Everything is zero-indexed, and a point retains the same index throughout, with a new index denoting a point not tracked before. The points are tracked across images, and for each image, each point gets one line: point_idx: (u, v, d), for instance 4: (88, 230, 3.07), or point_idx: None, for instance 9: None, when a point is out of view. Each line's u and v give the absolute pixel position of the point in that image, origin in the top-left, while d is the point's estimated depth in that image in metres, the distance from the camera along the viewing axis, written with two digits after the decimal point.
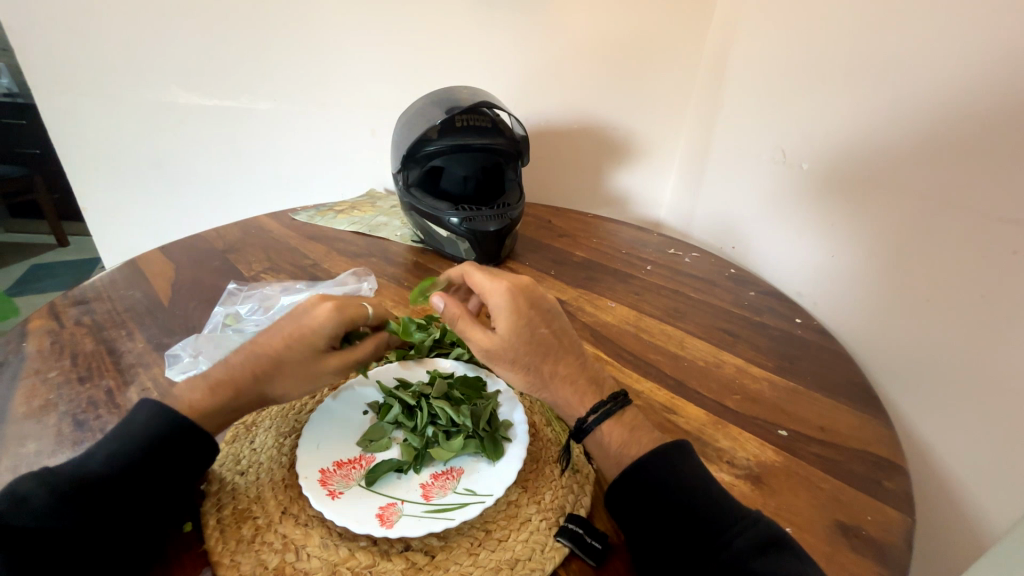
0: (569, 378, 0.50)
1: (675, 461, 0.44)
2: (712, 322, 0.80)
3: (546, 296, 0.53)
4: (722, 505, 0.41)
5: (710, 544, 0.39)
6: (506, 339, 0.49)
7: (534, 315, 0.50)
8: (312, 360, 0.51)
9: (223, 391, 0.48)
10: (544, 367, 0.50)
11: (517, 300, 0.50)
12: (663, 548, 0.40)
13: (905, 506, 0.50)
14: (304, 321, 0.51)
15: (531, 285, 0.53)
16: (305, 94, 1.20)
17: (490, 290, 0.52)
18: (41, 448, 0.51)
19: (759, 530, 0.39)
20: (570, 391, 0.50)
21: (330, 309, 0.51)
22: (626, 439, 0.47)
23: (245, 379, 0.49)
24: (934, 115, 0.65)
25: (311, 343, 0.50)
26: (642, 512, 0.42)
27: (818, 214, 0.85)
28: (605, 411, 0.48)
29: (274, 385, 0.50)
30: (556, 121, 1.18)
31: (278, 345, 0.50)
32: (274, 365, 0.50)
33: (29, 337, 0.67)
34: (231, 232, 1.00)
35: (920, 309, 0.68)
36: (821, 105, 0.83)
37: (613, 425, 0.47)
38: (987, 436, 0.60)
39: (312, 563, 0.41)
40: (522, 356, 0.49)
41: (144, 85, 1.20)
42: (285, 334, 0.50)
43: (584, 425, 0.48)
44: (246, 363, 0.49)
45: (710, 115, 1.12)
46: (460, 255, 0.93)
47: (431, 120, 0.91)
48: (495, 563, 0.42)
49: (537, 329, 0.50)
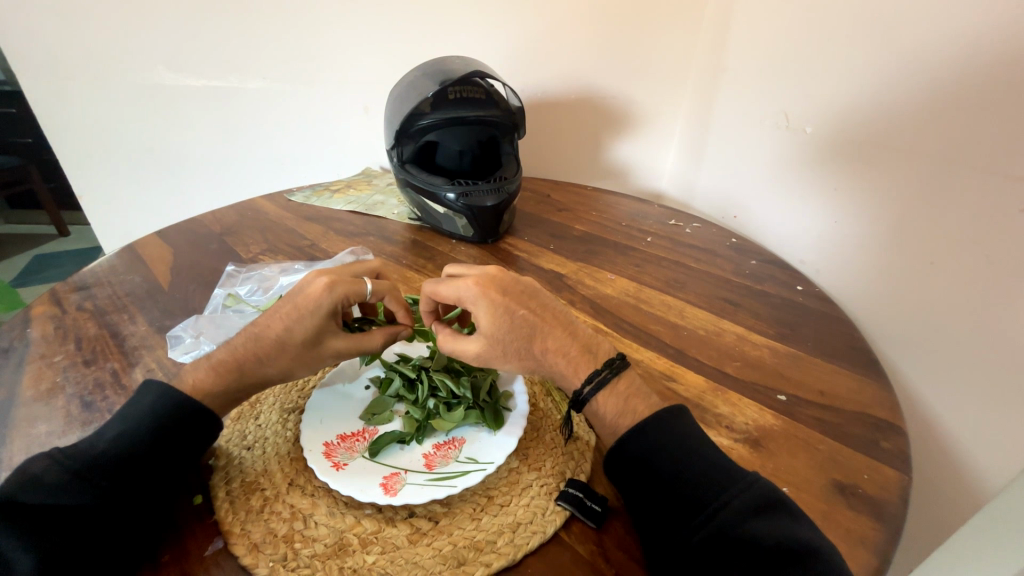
0: (562, 350, 0.50)
1: (672, 426, 0.44)
2: (712, 291, 0.79)
3: (516, 280, 0.53)
4: (718, 468, 0.42)
5: (706, 505, 0.40)
6: (492, 335, 0.49)
7: (509, 301, 0.50)
8: (312, 337, 0.50)
9: (228, 371, 0.49)
10: (534, 348, 0.50)
11: (488, 294, 0.50)
12: (660, 510, 0.41)
13: (901, 464, 0.50)
14: (300, 297, 0.51)
15: (498, 273, 0.52)
16: (293, 70, 1.17)
17: (458, 292, 0.51)
18: (51, 429, 0.52)
19: (754, 491, 0.40)
20: (564, 362, 0.50)
21: (324, 284, 0.51)
22: (622, 408, 0.47)
23: (248, 359, 0.50)
24: (942, 71, 0.62)
25: (308, 319, 0.50)
26: (639, 477, 0.43)
27: (821, 179, 0.83)
28: (599, 381, 0.48)
29: (276, 364, 0.50)
30: (553, 91, 1.15)
31: (278, 323, 0.50)
32: (275, 345, 0.50)
33: (32, 324, 0.68)
34: (227, 215, 0.99)
35: (921, 273, 0.67)
36: (827, 63, 0.80)
37: (607, 395, 0.48)
38: (984, 396, 0.60)
39: (320, 530, 0.43)
40: (510, 344, 0.49)
41: (129, 66, 1.17)
42: (284, 311, 0.51)
43: (581, 396, 0.48)
44: (249, 345, 0.50)
45: (711, 79, 1.08)
46: (457, 232, 0.92)
47: (423, 92, 0.88)
48: (497, 527, 0.43)
49: (516, 314, 0.49)
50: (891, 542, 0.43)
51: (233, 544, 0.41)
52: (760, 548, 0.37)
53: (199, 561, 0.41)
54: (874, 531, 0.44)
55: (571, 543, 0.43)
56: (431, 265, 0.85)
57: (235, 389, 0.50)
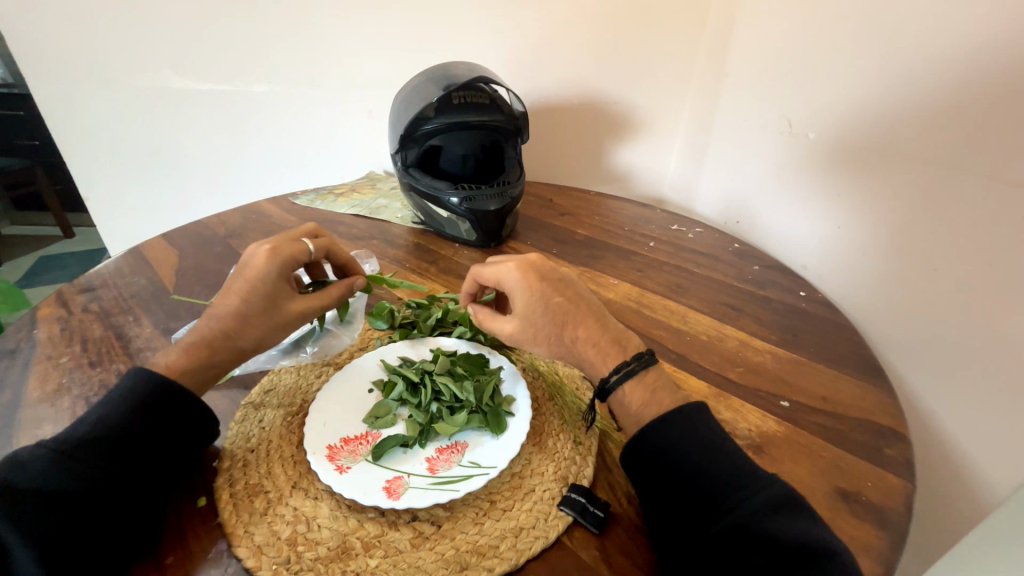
0: (591, 340, 0.51)
1: (694, 422, 0.44)
2: (715, 296, 0.79)
3: (556, 268, 0.54)
4: (737, 466, 0.42)
5: (723, 501, 0.40)
6: (526, 318, 0.51)
7: (546, 288, 0.52)
8: (272, 303, 0.53)
9: (197, 350, 0.50)
10: (566, 334, 0.51)
11: (528, 279, 0.52)
12: (677, 504, 0.41)
13: (904, 471, 0.50)
14: (248, 269, 0.53)
15: (538, 260, 0.54)
16: (298, 74, 1.18)
17: (500, 275, 0.53)
18: (57, 430, 0.52)
19: (774, 489, 0.40)
20: (593, 352, 0.51)
21: (267, 251, 0.53)
22: (647, 399, 0.47)
23: (216, 337, 0.51)
24: (944, 80, 0.63)
25: (262, 285, 0.52)
26: (656, 472, 0.43)
27: (822, 186, 0.83)
28: (627, 371, 0.49)
29: (244, 336, 0.52)
30: (557, 96, 1.16)
31: (234, 297, 0.52)
32: (236, 317, 0.52)
33: (39, 325, 0.68)
34: (232, 218, 1.00)
35: (924, 277, 0.67)
36: (829, 70, 0.80)
37: (634, 385, 0.48)
38: (988, 402, 0.60)
39: (324, 533, 0.43)
40: (542, 329, 0.51)
41: (137, 69, 1.18)
42: (237, 286, 0.52)
43: (607, 385, 0.49)
44: (213, 322, 0.51)
45: (713, 86, 1.08)
46: (460, 235, 0.92)
47: (428, 97, 0.89)
48: (499, 532, 0.43)
49: (551, 299, 0.51)
50: (895, 549, 0.43)
51: (236, 547, 0.42)
52: (777, 545, 0.37)
53: (200, 562, 0.41)
54: (877, 539, 0.44)
55: (574, 549, 0.43)
56: (434, 269, 0.85)
57: (212, 369, 0.51)
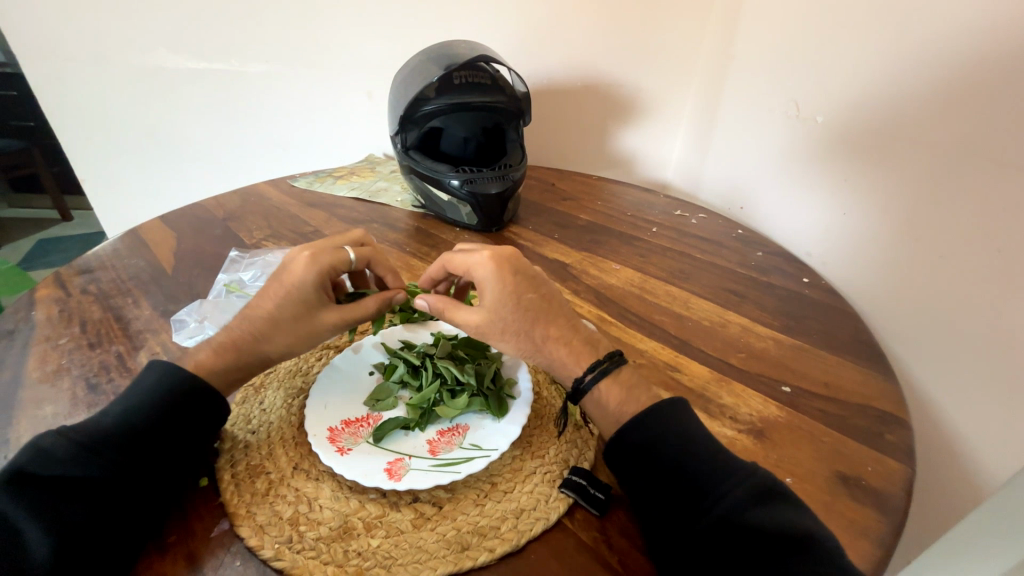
0: (563, 340, 0.50)
1: (675, 416, 0.44)
2: (718, 282, 0.79)
3: (530, 266, 0.53)
4: (720, 458, 0.42)
5: (707, 494, 0.39)
6: (495, 310, 0.50)
7: (518, 282, 0.51)
8: (304, 312, 0.51)
9: (225, 351, 0.50)
10: (535, 331, 0.50)
11: (499, 269, 0.51)
12: (660, 499, 0.41)
13: (904, 456, 0.50)
14: (286, 274, 0.52)
15: (514, 253, 0.53)
16: (295, 53, 1.15)
17: (472, 263, 0.53)
18: (57, 410, 0.52)
19: (754, 479, 0.40)
20: (564, 351, 0.50)
21: (306, 257, 0.52)
22: (624, 397, 0.47)
23: (245, 339, 0.51)
24: (958, 59, 0.60)
25: (298, 293, 0.51)
26: (639, 468, 0.43)
27: (830, 171, 0.81)
28: (602, 370, 0.48)
29: (273, 343, 0.51)
30: (561, 78, 1.14)
31: (268, 303, 0.51)
32: (268, 322, 0.51)
33: (37, 306, 0.68)
34: (230, 201, 0.99)
35: (932, 266, 0.66)
36: (839, 49, 0.78)
37: (611, 383, 0.47)
38: (992, 390, 0.60)
39: (325, 514, 0.43)
40: (512, 322, 0.50)
41: (131, 48, 1.16)
42: (273, 290, 0.52)
43: (581, 385, 0.48)
44: (244, 325, 0.51)
45: (719, 68, 1.06)
46: (461, 220, 0.91)
47: (428, 77, 0.87)
48: (500, 513, 0.43)
49: (524, 294, 0.50)
50: (894, 533, 0.43)
51: (239, 526, 0.42)
52: (761, 535, 0.37)
53: (204, 541, 0.41)
54: (877, 522, 0.44)
55: (575, 530, 0.43)
56: (434, 253, 0.84)
57: (236, 369, 0.50)
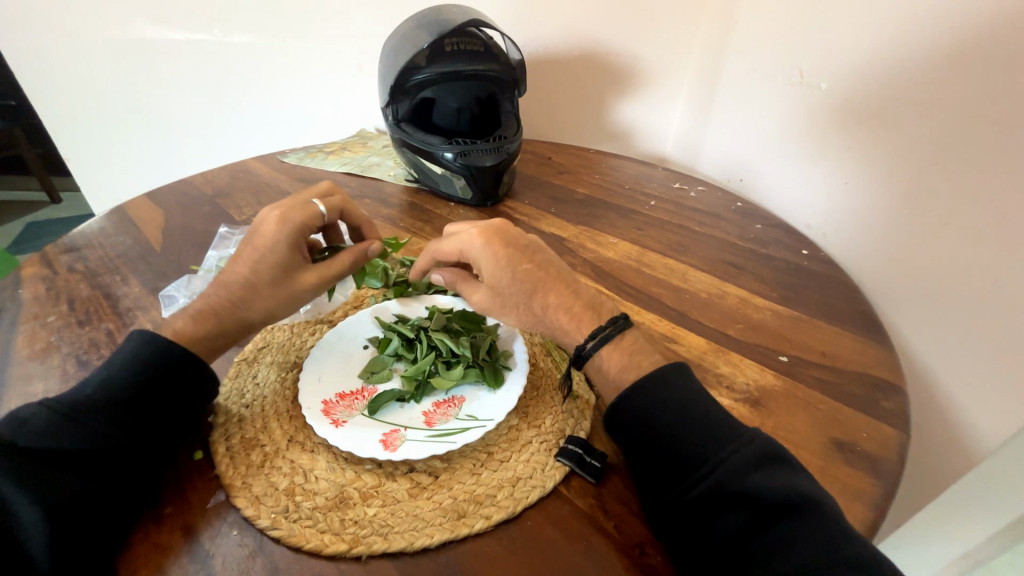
0: (564, 306, 0.49)
1: (676, 383, 0.44)
2: (716, 255, 0.78)
3: (521, 234, 0.52)
4: (721, 424, 0.41)
5: (706, 460, 0.39)
6: (494, 286, 0.50)
7: (512, 253, 0.50)
8: (281, 274, 0.50)
9: (205, 318, 0.49)
10: (535, 302, 0.49)
11: (490, 245, 0.50)
12: (659, 465, 0.41)
13: (899, 422, 0.50)
14: (257, 237, 0.51)
15: (502, 224, 0.52)
16: (280, 23, 1.10)
17: (462, 244, 0.52)
18: (48, 387, 0.51)
19: (756, 445, 0.39)
20: (565, 318, 0.49)
21: (276, 216, 0.51)
22: (625, 363, 0.46)
23: (224, 305, 0.50)
24: (967, 16, 0.58)
25: (272, 255, 0.50)
26: (636, 436, 0.42)
27: (832, 141, 0.79)
28: (603, 336, 0.47)
29: (254, 308, 0.50)
30: (557, 46, 1.10)
31: (242, 268, 0.50)
32: (246, 287, 0.50)
33: (24, 285, 0.66)
34: (218, 177, 0.96)
35: (934, 234, 0.64)
36: (845, 12, 0.74)
37: (611, 350, 0.47)
38: (989, 358, 0.59)
39: (321, 484, 0.43)
40: (511, 297, 0.49)
41: (108, 18, 1.11)
42: (246, 254, 0.51)
43: (583, 351, 0.47)
44: (222, 292, 0.50)
45: (721, 35, 1.01)
46: (456, 194, 0.89)
47: (418, 44, 0.83)
48: (496, 482, 0.44)
49: (520, 266, 0.49)
50: (887, 497, 0.44)
51: (235, 497, 0.42)
52: (759, 500, 0.36)
53: (201, 512, 0.41)
54: (870, 486, 0.44)
55: (570, 497, 0.43)
56: (429, 228, 0.83)
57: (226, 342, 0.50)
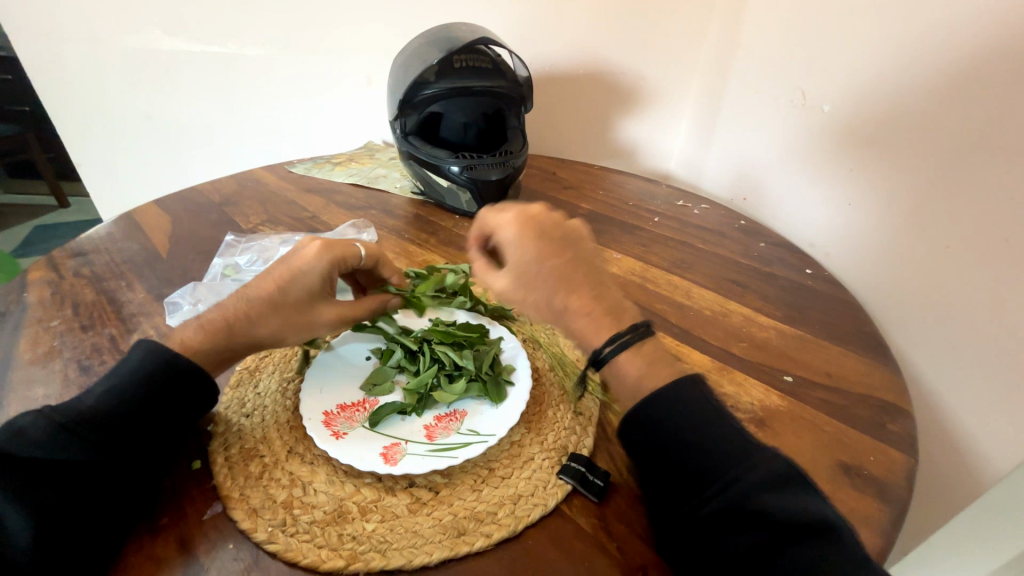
0: (585, 309, 0.46)
1: (691, 398, 0.42)
2: (720, 273, 0.78)
3: (560, 225, 0.51)
4: (735, 441, 0.40)
5: (714, 480, 0.38)
6: (518, 274, 0.48)
7: (542, 243, 0.49)
8: (305, 299, 0.51)
9: (215, 332, 0.48)
10: (555, 300, 0.47)
11: (522, 232, 0.50)
12: (665, 483, 0.40)
13: (908, 447, 0.50)
14: (293, 260, 0.52)
15: (541, 213, 0.52)
16: (295, 38, 1.13)
17: (499, 224, 0.51)
18: (48, 392, 0.51)
19: (766, 464, 0.38)
20: (585, 322, 0.46)
21: (318, 246, 0.52)
22: (645, 371, 0.44)
23: (237, 318, 0.49)
24: (972, 43, 0.59)
25: (302, 280, 0.50)
26: (643, 451, 0.41)
27: (835, 163, 0.80)
28: (622, 342, 0.45)
29: (266, 325, 0.49)
30: (564, 64, 1.12)
31: (271, 283, 0.50)
32: (266, 304, 0.49)
33: (29, 289, 0.67)
34: (226, 185, 0.97)
35: (938, 256, 0.64)
36: (848, 39, 0.76)
37: (630, 357, 0.44)
38: (997, 380, 0.59)
39: (319, 498, 0.42)
40: (535, 288, 0.48)
41: (125, 28, 1.13)
42: (276, 274, 0.51)
43: (600, 356, 0.45)
44: (240, 304, 0.50)
45: (725, 58, 1.03)
46: (461, 207, 0.90)
47: (428, 60, 0.85)
48: (497, 499, 0.43)
49: (547, 257, 0.48)
50: (895, 523, 0.43)
51: (233, 509, 0.41)
52: (768, 521, 0.36)
53: (196, 524, 0.41)
54: (878, 511, 0.43)
55: (573, 516, 0.43)
56: (433, 240, 0.83)
57: (233, 356, 0.49)
